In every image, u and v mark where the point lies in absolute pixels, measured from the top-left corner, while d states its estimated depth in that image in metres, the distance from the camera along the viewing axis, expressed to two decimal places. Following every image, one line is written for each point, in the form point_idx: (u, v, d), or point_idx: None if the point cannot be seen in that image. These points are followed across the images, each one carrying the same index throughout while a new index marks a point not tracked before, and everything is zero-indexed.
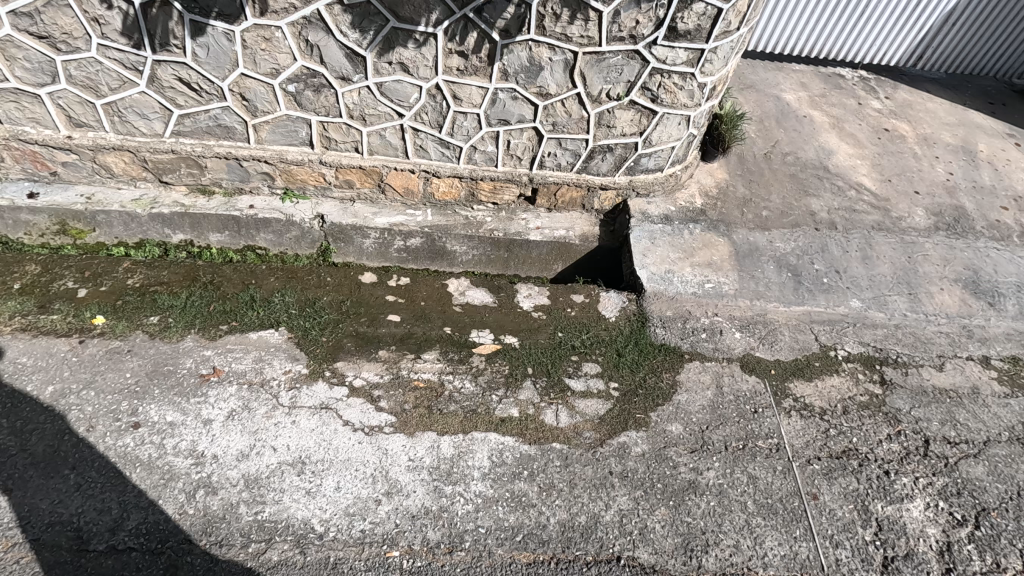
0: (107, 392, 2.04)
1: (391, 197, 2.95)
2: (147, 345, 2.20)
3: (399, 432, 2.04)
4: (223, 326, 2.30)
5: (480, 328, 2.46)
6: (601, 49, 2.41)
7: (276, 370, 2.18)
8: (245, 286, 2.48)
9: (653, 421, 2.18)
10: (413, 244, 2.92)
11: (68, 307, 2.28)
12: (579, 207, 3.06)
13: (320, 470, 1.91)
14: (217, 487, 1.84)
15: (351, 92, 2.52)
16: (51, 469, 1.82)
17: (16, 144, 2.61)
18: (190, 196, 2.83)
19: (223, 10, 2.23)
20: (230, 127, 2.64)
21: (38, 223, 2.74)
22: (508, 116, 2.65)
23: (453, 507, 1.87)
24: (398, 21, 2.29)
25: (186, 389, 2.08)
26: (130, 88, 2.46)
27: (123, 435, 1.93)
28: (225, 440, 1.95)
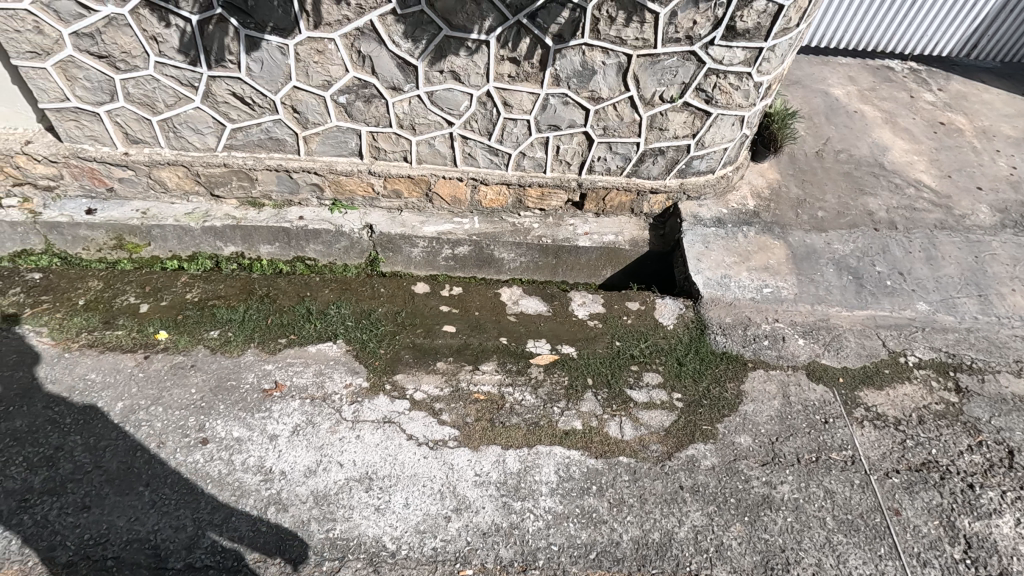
0: (174, 408, 2.05)
1: (439, 206, 2.94)
2: (209, 360, 2.21)
3: (464, 446, 2.02)
4: (282, 340, 2.30)
5: (537, 337, 2.42)
6: (656, 51, 2.34)
7: (337, 384, 2.17)
8: (301, 298, 2.47)
9: (720, 433, 2.12)
10: (461, 252, 2.90)
11: (132, 323, 2.31)
12: (627, 211, 3.00)
13: (388, 486, 1.89)
14: (287, 504, 1.83)
15: (401, 101, 2.50)
16: (126, 486, 1.83)
17: (75, 161, 2.66)
18: (241, 208, 2.85)
19: (277, 24, 2.22)
20: (281, 140, 2.65)
21: (96, 238, 2.79)
22: (558, 122, 2.60)
23: (523, 524, 1.84)
24: (451, 30, 2.26)
25: (251, 403, 2.08)
26: (185, 104, 2.48)
27: (192, 451, 1.94)
28: (292, 456, 1.95)
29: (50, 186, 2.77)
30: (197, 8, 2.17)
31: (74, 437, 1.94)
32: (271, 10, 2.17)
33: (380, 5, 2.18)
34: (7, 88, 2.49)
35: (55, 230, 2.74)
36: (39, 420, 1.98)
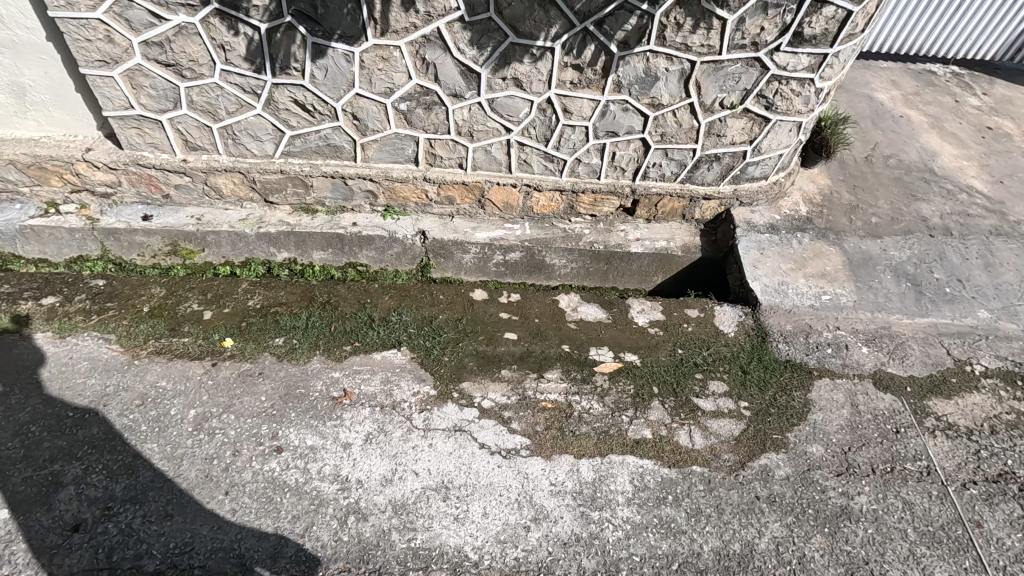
0: (246, 415, 2.05)
1: (490, 212, 2.93)
2: (277, 368, 2.21)
3: (537, 454, 2.02)
4: (347, 347, 2.30)
5: (598, 345, 2.41)
6: (721, 58, 2.33)
7: (405, 392, 2.17)
8: (362, 305, 2.48)
9: (792, 443, 2.11)
10: (513, 259, 2.89)
11: (197, 330, 2.32)
12: (679, 217, 2.99)
13: (465, 495, 1.89)
14: (367, 513, 1.83)
15: (461, 108, 2.50)
16: (206, 495, 1.84)
17: (134, 169, 2.68)
18: (295, 214, 2.85)
19: (345, 32, 2.22)
20: (339, 147, 2.65)
21: (151, 244, 2.80)
22: (616, 128, 2.60)
23: (603, 534, 1.83)
24: (517, 37, 2.25)
25: (321, 411, 2.08)
26: (247, 111, 2.49)
27: (268, 459, 1.94)
28: (367, 464, 1.95)
29: (108, 192, 2.80)
30: (266, 17, 2.18)
31: (151, 444, 1.95)
32: (340, 18, 2.18)
33: (448, 13, 2.18)
34: (72, 97, 2.54)
35: (113, 236, 2.76)
36: (116, 427, 1.99)
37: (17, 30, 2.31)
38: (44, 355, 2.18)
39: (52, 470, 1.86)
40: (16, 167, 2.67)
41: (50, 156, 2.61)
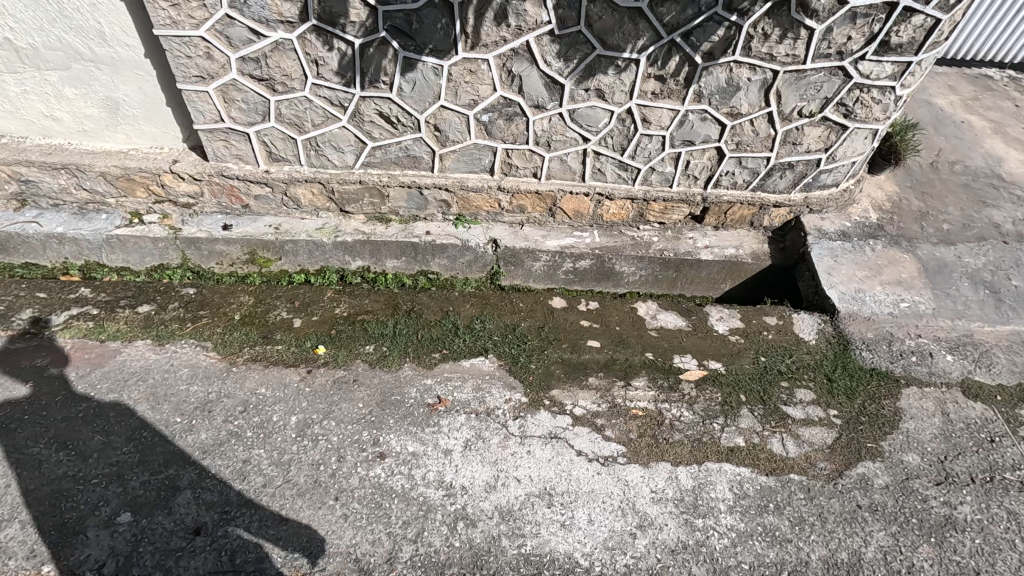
0: (346, 422, 2.09)
1: (560, 220, 2.97)
2: (370, 375, 2.26)
3: (634, 462, 2.03)
4: (436, 354, 2.35)
5: (682, 353, 2.43)
6: (805, 67, 2.35)
7: (498, 399, 2.20)
8: (446, 313, 2.53)
9: (886, 451, 2.10)
10: (582, 266, 2.92)
11: (289, 337, 2.37)
12: (747, 225, 3.00)
13: (569, 502, 1.91)
14: (475, 519, 1.86)
15: (542, 119, 2.54)
16: (317, 500, 1.88)
17: (218, 179, 2.75)
18: (369, 223, 2.91)
19: (436, 46, 2.27)
20: (418, 157, 2.70)
21: (231, 253, 2.87)
22: (693, 137, 2.62)
23: (710, 541, 1.83)
24: (604, 49, 2.29)
25: (419, 418, 2.12)
26: (332, 124, 2.54)
27: (373, 465, 1.98)
28: (469, 470, 1.98)
29: (190, 203, 2.87)
30: (361, 33, 2.23)
31: (259, 450, 2.00)
32: (433, 32, 2.22)
33: (539, 27, 2.22)
34: (163, 111, 2.62)
35: (194, 245, 2.83)
36: (223, 433, 2.04)
37: (117, 48, 2.39)
38: (146, 362, 2.24)
39: (168, 474, 1.92)
40: (105, 179, 2.75)
41: (140, 167, 2.69)
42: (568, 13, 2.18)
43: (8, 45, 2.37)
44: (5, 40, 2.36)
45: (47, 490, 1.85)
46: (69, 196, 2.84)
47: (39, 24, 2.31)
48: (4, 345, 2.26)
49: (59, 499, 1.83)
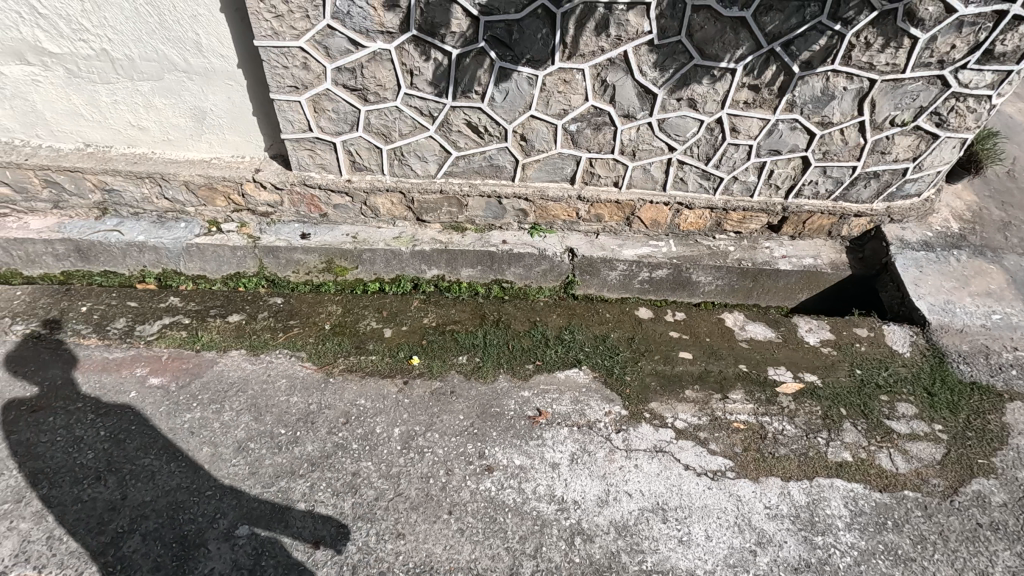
0: (450, 434, 2.08)
1: (635, 229, 2.95)
2: (467, 386, 2.24)
3: (744, 476, 2.01)
4: (530, 365, 2.33)
5: (776, 365, 2.40)
6: (904, 76, 2.32)
7: (598, 412, 2.18)
8: (533, 323, 2.52)
9: (999, 468, 2.06)
10: (659, 276, 2.89)
11: (382, 347, 2.37)
12: (824, 234, 2.97)
13: (684, 518, 1.89)
14: (592, 534, 1.84)
15: (630, 129, 2.52)
16: (431, 514, 1.87)
17: (299, 188, 2.76)
18: (446, 232, 2.90)
19: (534, 56, 2.26)
20: (500, 166, 2.69)
21: (308, 262, 2.87)
22: (780, 146, 2.59)
23: (832, 560, 1.80)
24: (701, 59, 2.27)
25: (521, 431, 2.11)
26: (419, 133, 2.54)
27: (482, 478, 1.96)
28: (579, 484, 1.96)
29: (268, 212, 2.88)
30: (460, 43, 2.23)
31: (366, 463, 1.99)
32: (532, 42, 2.22)
33: (639, 37, 2.20)
34: (249, 120, 2.63)
35: (272, 254, 2.83)
36: (328, 445, 2.03)
37: (211, 58, 2.40)
38: (244, 373, 2.24)
39: (280, 486, 1.91)
40: (188, 188, 2.77)
41: (223, 177, 2.70)
42: (670, 23, 2.17)
43: (105, 56, 2.40)
44: (103, 51, 2.38)
45: (164, 501, 1.86)
46: (150, 205, 2.86)
47: (137, 35, 2.33)
48: (103, 354, 2.28)
49: (175, 511, 1.83)
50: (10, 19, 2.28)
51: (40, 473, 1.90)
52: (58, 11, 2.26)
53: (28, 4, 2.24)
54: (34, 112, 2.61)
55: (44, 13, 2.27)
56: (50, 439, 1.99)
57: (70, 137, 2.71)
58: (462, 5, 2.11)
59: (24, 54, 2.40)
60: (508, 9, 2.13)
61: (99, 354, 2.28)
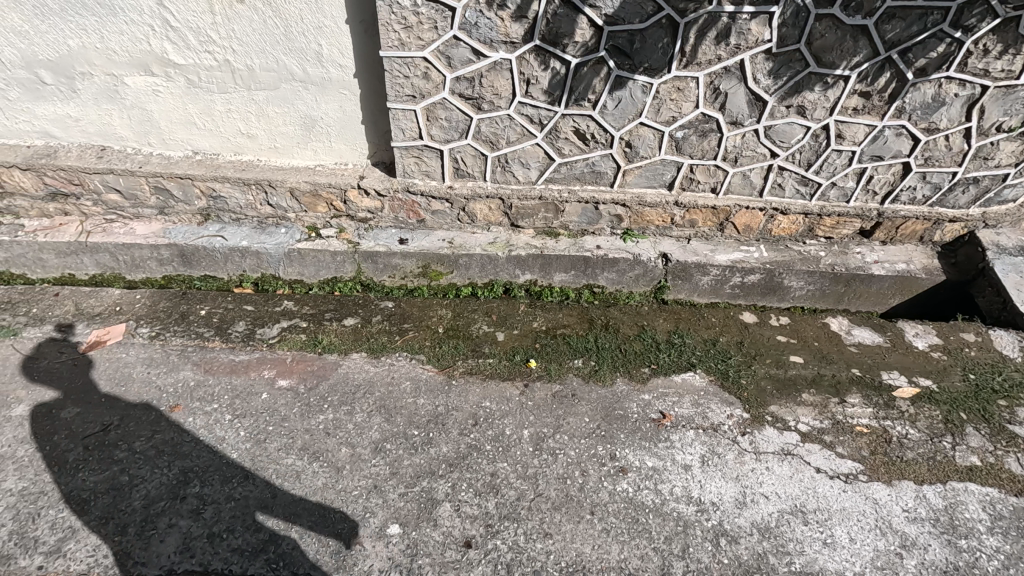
0: (579, 436, 2.11)
1: (727, 234, 2.98)
2: (587, 389, 2.28)
3: (876, 479, 2.02)
4: (646, 369, 2.36)
5: (888, 369, 2.41)
6: (1016, 83, 2.35)
7: (720, 415, 2.20)
8: (642, 328, 2.55)
9: None
10: (751, 280, 2.91)
11: (498, 350, 2.41)
12: (916, 240, 2.98)
13: (825, 520, 1.90)
14: (736, 536, 1.85)
15: (735, 135, 2.56)
16: (575, 514, 1.89)
17: (401, 195, 2.81)
18: (539, 237, 2.94)
19: (651, 64, 2.30)
20: (600, 173, 2.73)
21: (405, 266, 2.92)
22: (883, 152, 2.61)
23: (981, 563, 1.80)
24: (817, 66, 2.30)
25: (649, 433, 2.13)
26: (526, 140, 2.59)
27: (618, 480, 1.99)
28: (715, 486, 1.98)
29: (367, 218, 2.93)
30: (580, 52, 2.27)
31: (503, 464, 2.02)
32: (652, 51, 2.26)
33: (758, 45, 2.24)
34: (357, 128, 2.68)
35: (371, 259, 2.89)
36: (463, 446, 2.07)
37: (330, 68, 2.46)
38: (368, 375, 2.28)
39: (423, 487, 1.94)
40: (292, 195, 2.83)
41: (329, 183, 2.76)
42: (791, 31, 2.20)
43: (227, 66, 2.47)
44: (225, 62, 2.45)
45: (313, 500, 1.89)
46: (252, 211, 2.92)
47: (261, 46, 2.40)
48: (230, 357, 2.33)
49: (327, 510, 1.87)
50: (141, 31, 2.36)
51: (190, 472, 1.95)
52: (190, 23, 2.34)
53: (161, 17, 2.32)
54: (150, 121, 2.68)
55: (175, 26, 2.34)
56: (194, 438, 2.05)
57: (180, 145, 2.78)
58: (589, 15, 2.16)
59: (150, 65, 2.47)
60: (633, 19, 2.17)
61: (226, 356, 2.33)
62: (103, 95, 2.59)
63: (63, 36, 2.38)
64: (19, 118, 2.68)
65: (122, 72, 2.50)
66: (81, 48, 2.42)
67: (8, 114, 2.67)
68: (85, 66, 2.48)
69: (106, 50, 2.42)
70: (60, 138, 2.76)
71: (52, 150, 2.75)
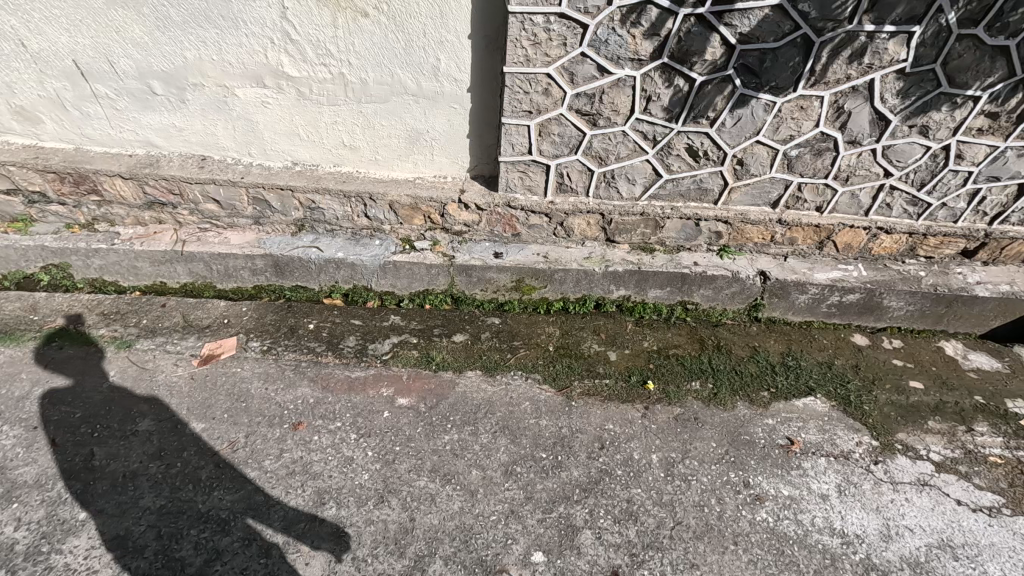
0: (709, 462, 2.08)
1: (825, 252, 2.91)
2: (709, 413, 2.25)
3: (1021, 513, 1.96)
4: (765, 393, 2.32)
5: (1013, 397, 2.39)
6: None
7: (849, 442, 2.16)
8: (754, 350, 2.52)
9: None
10: (849, 300, 2.83)
11: (613, 370, 2.39)
12: (1019, 261, 2.92)
13: (975, 556, 1.84)
14: (886, 570, 1.80)
15: (851, 154, 2.51)
16: (718, 544, 1.85)
17: (501, 209, 2.78)
18: (635, 252, 2.89)
19: (778, 83, 2.26)
20: (706, 190, 2.69)
21: (498, 280, 2.88)
22: (1000, 173, 2.56)
23: None
24: (948, 86, 2.26)
25: (780, 460, 2.09)
26: (636, 156, 2.56)
27: (757, 509, 1.95)
28: (856, 517, 1.93)
29: (462, 230, 2.90)
30: (707, 70, 2.24)
31: (637, 490, 1.99)
32: (782, 70, 2.22)
33: (892, 65, 2.20)
34: (461, 142, 2.67)
35: (465, 272, 2.85)
36: (594, 470, 2.04)
37: (444, 82, 2.44)
38: (487, 395, 2.27)
39: (560, 512, 1.92)
40: (391, 207, 2.81)
41: (431, 197, 2.73)
42: (928, 51, 2.16)
43: (341, 80, 2.45)
44: (340, 75, 2.44)
45: (452, 525, 1.87)
46: (348, 222, 2.90)
47: (379, 60, 2.39)
48: (345, 373, 2.32)
49: (468, 535, 1.84)
50: (259, 44, 2.35)
51: (325, 493, 1.94)
52: (310, 37, 2.33)
53: (282, 30, 2.31)
54: (254, 132, 2.67)
55: (295, 39, 2.33)
56: (323, 458, 2.03)
57: (280, 156, 2.77)
58: (723, 34, 2.13)
59: (263, 77, 2.47)
60: (767, 38, 2.14)
61: (341, 372, 2.32)
62: (211, 106, 2.58)
63: (180, 48, 2.38)
64: (123, 127, 2.68)
65: (234, 84, 2.49)
66: (197, 60, 2.42)
67: (114, 123, 2.67)
68: (198, 77, 2.47)
69: (221, 62, 2.42)
70: (161, 147, 2.75)
71: (153, 160, 2.75)
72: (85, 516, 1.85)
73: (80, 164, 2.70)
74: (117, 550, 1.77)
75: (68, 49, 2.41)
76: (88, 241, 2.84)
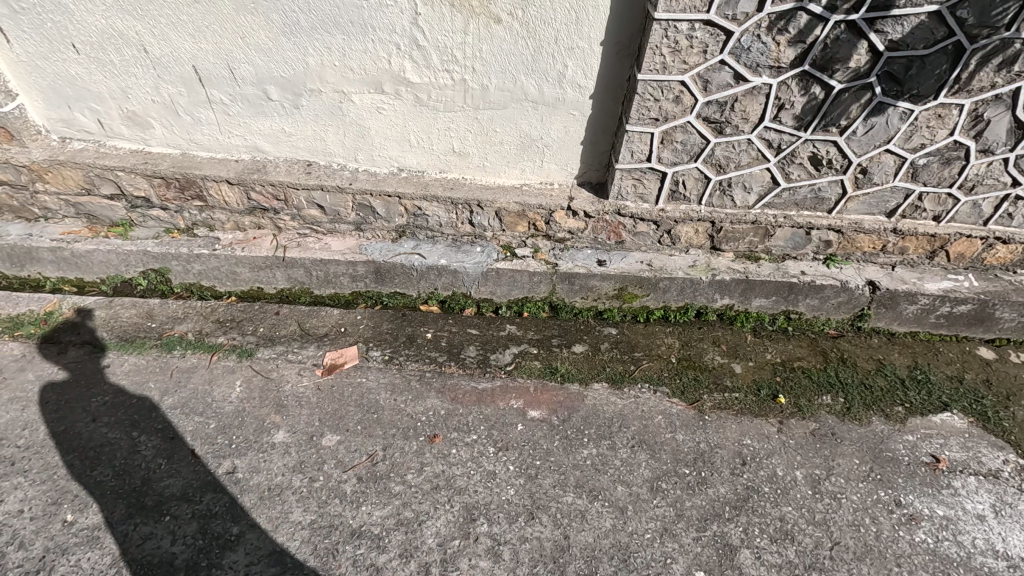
0: (856, 479, 2.04)
1: (936, 262, 2.83)
2: (846, 428, 2.22)
3: None
4: (899, 408, 2.32)
5: None
6: None
7: (996, 460, 2.14)
8: (882, 363, 2.57)
9: None
10: (960, 311, 2.73)
11: (741, 384, 2.38)
12: None
13: None
14: None
15: (981, 163, 2.46)
16: (883, 566, 1.81)
17: (610, 216, 2.72)
18: (740, 261, 2.81)
19: (920, 91, 2.21)
20: (823, 198, 2.63)
21: (601, 288, 2.78)
22: None
23: None
24: None
25: (929, 479, 2.06)
26: (757, 164, 2.51)
27: (914, 529, 1.91)
28: (1018, 538, 1.89)
29: (565, 238, 2.84)
30: (848, 78, 2.19)
31: (788, 508, 1.95)
32: (927, 78, 2.17)
33: None
34: (574, 149, 2.62)
35: (568, 280, 2.75)
36: (740, 487, 2.00)
37: (567, 89, 2.40)
38: (617, 408, 2.26)
39: (715, 531, 1.88)
40: (497, 214, 2.76)
41: (540, 204, 2.68)
42: None
43: (462, 86, 2.42)
44: (462, 81, 2.41)
45: (608, 543, 1.83)
46: (451, 229, 2.86)
47: (504, 66, 2.35)
48: (472, 384, 2.32)
49: (626, 554, 1.81)
50: (385, 50, 2.33)
51: (474, 508, 1.91)
52: (438, 42, 2.29)
53: (411, 36, 2.28)
54: (365, 138, 2.64)
55: (422, 45, 2.30)
56: (465, 472, 2.01)
57: (387, 162, 2.74)
58: (872, 41, 2.08)
59: (383, 83, 2.43)
60: (917, 45, 2.09)
61: (468, 384, 2.32)
62: (326, 111, 2.56)
63: (304, 54, 2.35)
64: (233, 132, 2.66)
65: (352, 90, 2.46)
66: (320, 66, 2.39)
67: (224, 128, 2.64)
68: (317, 84, 2.45)
69: (344, 69, 2.39)
70: (268, 152, 2.73)
71: (260, 165, 2.73)
72: (239, 530, 1.83)
73: (188, 169, 2.67)
74: (277, 566, 1.75)
75: (189, 55, 2.39)
76: (190, 246, 2.80)
